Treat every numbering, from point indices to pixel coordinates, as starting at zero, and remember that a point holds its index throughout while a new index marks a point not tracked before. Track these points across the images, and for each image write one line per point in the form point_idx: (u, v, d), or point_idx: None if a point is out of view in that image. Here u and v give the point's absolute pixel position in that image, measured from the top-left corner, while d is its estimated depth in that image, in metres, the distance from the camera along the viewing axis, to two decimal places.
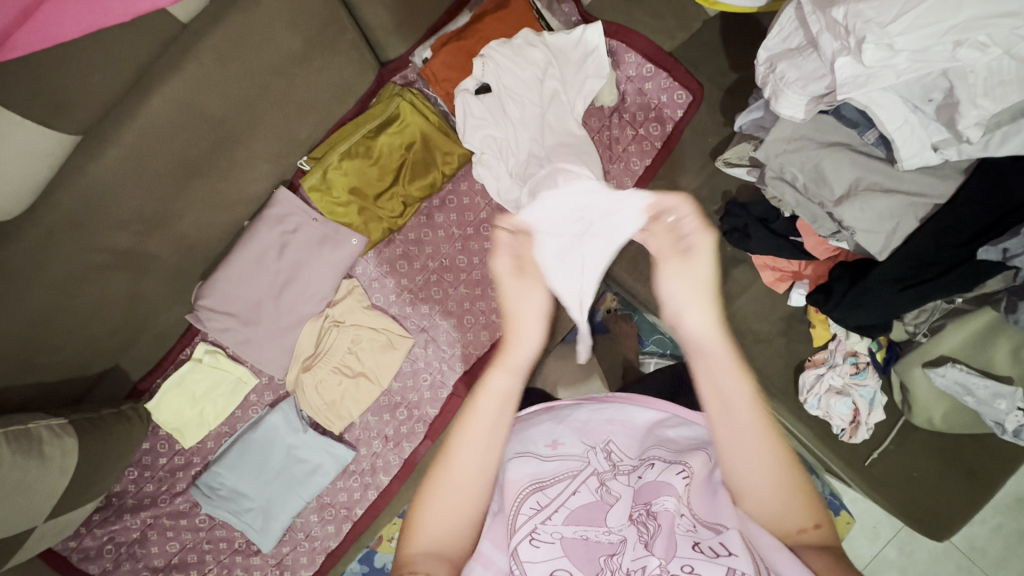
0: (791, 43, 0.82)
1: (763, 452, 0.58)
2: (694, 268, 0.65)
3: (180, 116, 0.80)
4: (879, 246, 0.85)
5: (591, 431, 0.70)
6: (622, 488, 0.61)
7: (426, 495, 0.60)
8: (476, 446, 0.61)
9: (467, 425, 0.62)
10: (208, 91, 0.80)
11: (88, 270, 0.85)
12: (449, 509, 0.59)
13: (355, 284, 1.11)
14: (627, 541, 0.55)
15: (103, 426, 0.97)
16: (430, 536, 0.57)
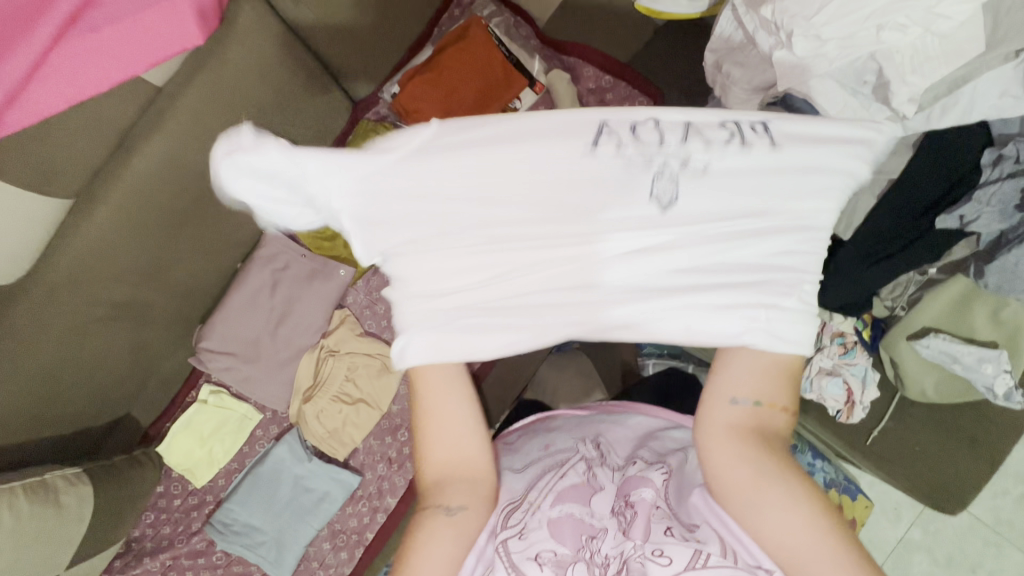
0: (734, 41, 0.87)
1: (769, 486, 0.54)
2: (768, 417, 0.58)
3: (162, 169, 0.84)
4: (842, 225, 0.89)
5: (581, 427, 0.74)
6: (608, 480, 0.67)
7: (421, 430, 0.61)
8: (446, 398, 0.59)
9: (425, 387, 0.59)
10: (189, 145, 0.86)
11: (92, 322, 0.90)
12: (446, 447, 0.60)
13: (346, 313, 1.16)
14: (608, 530, 0.62)
15: (116, 472, 1.01)
16: (440, 466, 0.59)
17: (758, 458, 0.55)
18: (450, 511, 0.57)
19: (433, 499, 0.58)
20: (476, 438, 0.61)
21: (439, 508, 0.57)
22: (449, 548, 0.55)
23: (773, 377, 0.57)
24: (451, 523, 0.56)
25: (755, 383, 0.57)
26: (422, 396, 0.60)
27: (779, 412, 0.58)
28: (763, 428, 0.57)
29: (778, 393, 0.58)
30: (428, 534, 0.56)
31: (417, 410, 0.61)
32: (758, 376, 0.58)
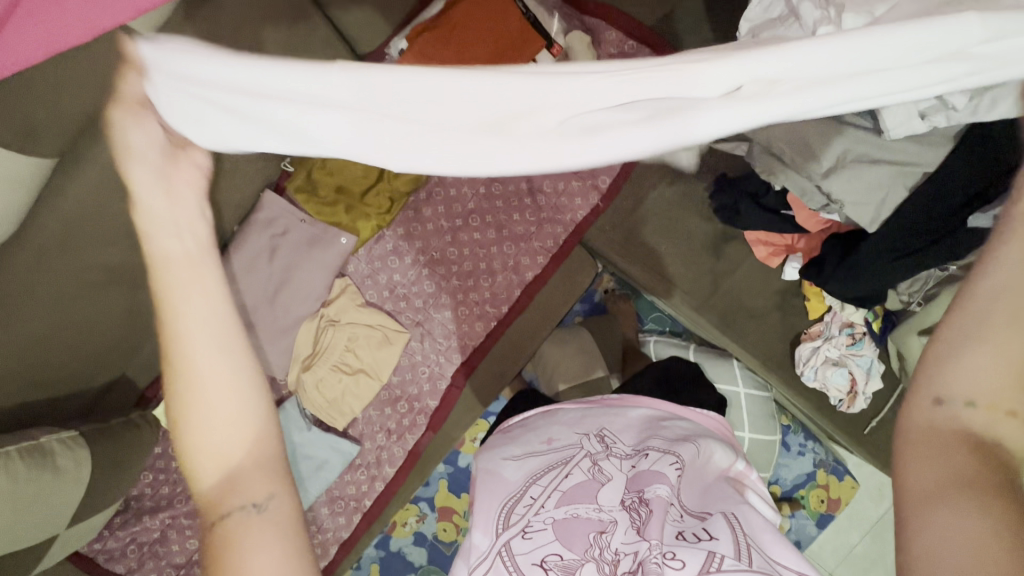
0: (773, 13, 0.83)
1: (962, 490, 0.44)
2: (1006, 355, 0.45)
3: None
4: (869, 218, 0.85)
5: (585, 421, 0.74)
6: (614, 470, 0.65)
7: (183, 415, 0.47)
8: (208, 324, 0.46)
9: (174, 312, 0.45)
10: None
11: (83, 287, 0.87)
12: (217, 434, 0.47)
13: (347, 282, 1.12)
14: (618, 522, 0.59)
15: (113, 434, 1.00)
16: (201, 452, 0.48)
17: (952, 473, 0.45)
18: (257, 508, 0.48)
19: (222, 505, 0.47)
20: (257, 408, 0.48)
21: (239, 510, 0.47)
22: (271, 556, 0.47)
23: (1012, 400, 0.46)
24: (261, 523, 0.48)
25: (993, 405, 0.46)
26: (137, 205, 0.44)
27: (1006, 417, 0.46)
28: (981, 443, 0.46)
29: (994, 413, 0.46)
30: (235, 540, 0.47)
31: (170, 369, 0.46)
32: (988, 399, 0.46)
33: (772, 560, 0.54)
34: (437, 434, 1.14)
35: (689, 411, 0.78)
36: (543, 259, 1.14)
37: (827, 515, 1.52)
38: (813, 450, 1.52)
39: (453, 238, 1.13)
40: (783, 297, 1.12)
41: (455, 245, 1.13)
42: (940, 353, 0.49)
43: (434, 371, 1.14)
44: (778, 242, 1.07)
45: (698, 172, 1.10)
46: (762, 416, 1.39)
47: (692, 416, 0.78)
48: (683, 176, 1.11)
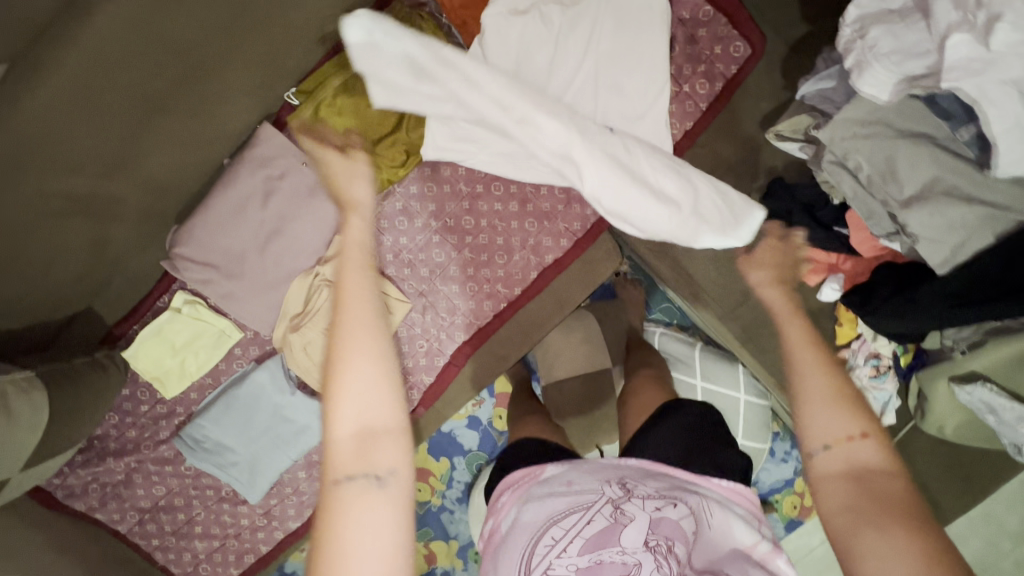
0: (893, 4, 0.70)
1: (869, 527, 0.55)
2: (819, 402, 0.63)
3: (125, 38, 0.67)
4: (940, 258, 0.76)
5: (604, 468, 0.68)
6: (637, 511, 0.61)
7: (334, 381, 0.54)
8: (363, 305, 0.58)
9: (348, 286, 0.59)
10: (165, 19, 0.69)
11: (45, 219, 0.75)
12: (355, 400, 0.54)
13: (348, 241, 0.99)
14: (643, 567, 0.57)
15: (78, 378, 0.92)
16: (341, 420, 0.54)
17: (857, 502, 0.57)
18: (379, 482, 0.53)
19: (347, 465, 0.53)
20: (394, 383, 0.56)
21: (361, 478, 0.52)
22: (377, 535, 0.51)
23: (869, 443, 0.60)
24: (381, 494, 0.52)
25: (873, 452, 0.59)
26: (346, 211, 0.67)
27: (856, 439, 0.60)
28: (864, 473, 0.59)
29: (868, 451, 0.60)
30: (354, 509, 0.51)
31: (332, 334, 0.56)
32: (861, 449, 0.60)
33: None
34: (429, 410, 1.09)
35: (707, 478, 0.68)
36: (566, 242, 1.03)
37: (796, 520, 1.54)
38: (796, 458, 1.52)
39: (470, 206, 1.01)
40: (814, 318, 1.04)
41: (472, 215, 1.01)
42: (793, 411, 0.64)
43: (433, 347, 1.06)
44: (823, 259, 0.98)
45: (750, 170, 1.00)
46: (757, 424, 1.36)
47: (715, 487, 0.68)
48: (735, 173, 1.00)
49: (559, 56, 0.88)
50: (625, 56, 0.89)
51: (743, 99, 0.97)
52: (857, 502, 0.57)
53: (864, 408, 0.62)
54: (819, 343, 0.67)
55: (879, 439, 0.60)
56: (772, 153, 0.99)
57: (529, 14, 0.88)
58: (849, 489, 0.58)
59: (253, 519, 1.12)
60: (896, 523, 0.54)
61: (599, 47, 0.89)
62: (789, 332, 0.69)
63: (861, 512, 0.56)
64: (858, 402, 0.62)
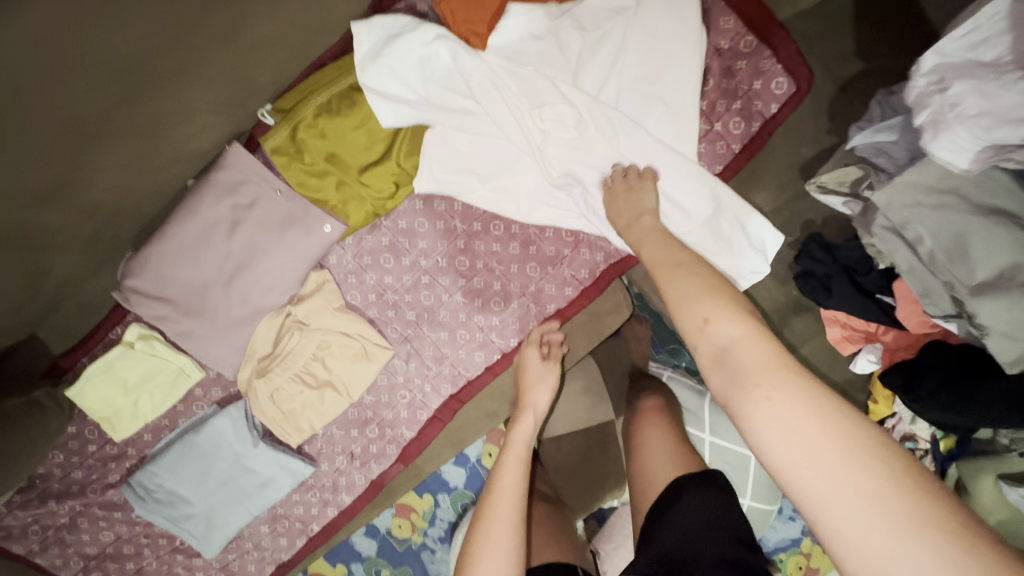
0: (985, 54, 0.58)
1: (752, 390, 0.51)
2: (690, 297, 0.59)
3: (34, 47, 0.61)
4: (1012, 357, 0.64)
5: None
6: None
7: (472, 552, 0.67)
8: (509, 491, 0.73)
9: (506, 458, 0.77)
10: (83, 31, 0.62)
11: None
12: (489, 569, 0.65)
13: (326, 277, 0.89)
14: None
15: (3, 423, 0.81)
16: None
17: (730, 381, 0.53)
18: None
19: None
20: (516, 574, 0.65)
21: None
22: None
23: (726, 308, 0.56)
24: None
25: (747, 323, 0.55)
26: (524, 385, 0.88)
27: (713, 322, 0.56)
28: (731, 351, 0.54)
29: (728, 323, 0.55)
30: None
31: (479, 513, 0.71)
32: (722, 325, 0.55)
33: None
34: (408, 466, 0.98)
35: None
36: (571, 291, 0.91)
37: None
38: None
39: (466, 245, 0.89)
40: (845, 390, 0.93)
41: (468, 255, 0.90)
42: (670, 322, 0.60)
43: (416, 398, 0.95)
44: (860, 327, 0.87)
45: (785, 223, 0.88)
46: (767, 485, 1.25)
47: None
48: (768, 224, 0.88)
49: (579, 85, 0.80)
50: (656, 86, 0.80)
51: (781, 143, 0.85)
52: (743, 386, 0.51)
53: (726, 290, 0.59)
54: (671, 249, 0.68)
55: (741, 310, 0.56)
56: (810, 205, 0.87)
57: (546, 38, 0.80)
58: (724, 374, 0.54)
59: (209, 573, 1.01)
60: (771, 380, 0.50)
61: (624, 73, 0.79)
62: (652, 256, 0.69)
63: (745, 384, 0.51)
64: (716, 289, 0.59)
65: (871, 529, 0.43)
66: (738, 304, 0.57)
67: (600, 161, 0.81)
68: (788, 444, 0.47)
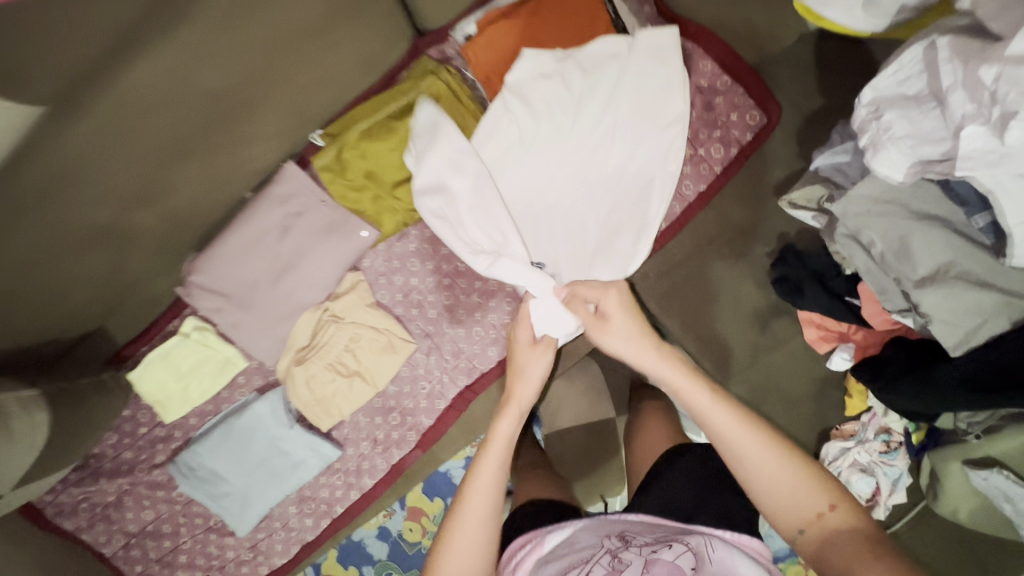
0: (909, 88, 0.70)
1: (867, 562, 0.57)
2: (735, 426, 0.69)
3: (157, 88, 0.67)
4: (955, 340, 0.75)
5: (605, 524, 0.70)
6: (633, 557, 0.62)
7: (441, 559, 0.71)
8: (485, 504, 0.74)
9: (483, 460, 0.77)
10: (188, 70, 0.68)
11: (68, 246, 0.76)
12: (460, 554, 0.71)
13: (360, 278, 1.02)
14: None
15: (79, 398, 0.92)
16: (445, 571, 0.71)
17: (838, 558, 0.59)
18: None
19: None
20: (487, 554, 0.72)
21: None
22: None
23: (769, 448, 0.67)
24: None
25: (794, 479, 0.65)
26: (511, 376, 0.86)
27: (821, 514, 0.63)
28: (834, 541, 0.61)
29: (813, 496, 0.64)
30: None
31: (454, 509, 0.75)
32: (768, 463, 0.66)
33: None
34: (425, 453, 1.08)
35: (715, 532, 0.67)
36: None
37: None
38: None
39: None
40: (823, 386, 1.03)
41: None
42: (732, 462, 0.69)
43: (434, 389, 1.05)
44: (834, 328, 0.97)
45: (762, 234, 1.00)
46: None
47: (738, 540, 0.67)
48: (747, 235, 1.01)
49: (581, 117, 0.92)
50: (639, 117, 0.91)
51: (757, 165, 0.99)
52: (836, 551, 0.60)
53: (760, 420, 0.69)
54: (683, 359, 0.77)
55: (823, 483, 0.65)
56: (784, 219, 1.00)
57: (556, 79, 0.91)
58: (824, 557, 0.61)
59: (238, 552, 1.10)
60: (865, 564, 0.57)
61: (616, 106, 0.91)
62: (650, 365, 0.77)
63: (840, 560, 0.59)
64: (746, 418, 0.69)
65: None
66: (825, 481, 0.65)
67: (599, 186, 0.93)
68: None
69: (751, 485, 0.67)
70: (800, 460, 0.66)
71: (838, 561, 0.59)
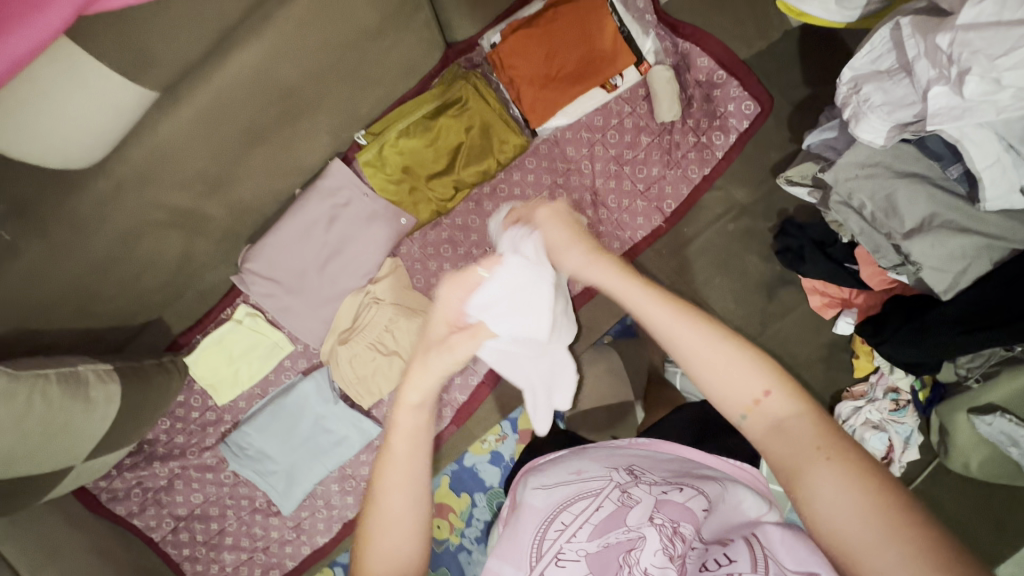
0: (882, 65, 0.81)
1: (812, 466, 0.48)
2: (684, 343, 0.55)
3: (247, 86, 0.77)
4: (945, 285, 0.83)
5: (614, 459, 0.72)
6: (644, 494, 0.63)
7: (360, 560, 0.55)
8: (402, 493, 0.56)
9: (387, 462, 0.56)
10: (274, 67, 0.78)
11: (150, 225, 0.84)
12: (388, 545, 0.54)
13: (398, 263, 1.11)
14: (648, 540, 0.57)
15: (144, 375, 0.99)
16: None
17: (781, 455, 0.51)
18: None
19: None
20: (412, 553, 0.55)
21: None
22: None
23: (740, 354, 0.54)
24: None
25: (738, 370, 0.53)
26: (410, 365, 0.58)
27: (759, 400, 0.53)
28: (785, 426, 0.51)
29: (753, 379, 0.53)
30: None
31: (365, 515, 0.56)
32: (709, 354, 0.54)
33: (782, 565, 0.57)
34: None
35: (719, 458, 0.73)
36: None
37: None
38: None
39: None
40: (831, 350, 1.10)
41: None
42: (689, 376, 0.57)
43: None
44: (836, 294, 1.05)
45: (763, 211, 1.10)
46: None
47: (726, 468, 0.73)
48: (750, 213, 1.10)
49: None
50: None
51: (755, 149, 1.09)
52: (782, 451, 0.51)
53: (685, 302, 0.58)
54: (625, 264, 0.61)
55: (769, 367, 0.54)
56: (783, 197, 1.09)
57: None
58: (778, 455, 0.51)
59: (282, 532, 1.14)
60: (815, 467, 0.48)
61: None
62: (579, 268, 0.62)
63: (789, 462, 0.50)
64: (684, 310, 0.57)
65: (863, 538, 0.45)
66: (768, 361, 0.54)
67: None
68: (851, 529, 0.45)
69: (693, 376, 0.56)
70: (741, 348, 0.54)
71: (787, 464, 0.50)
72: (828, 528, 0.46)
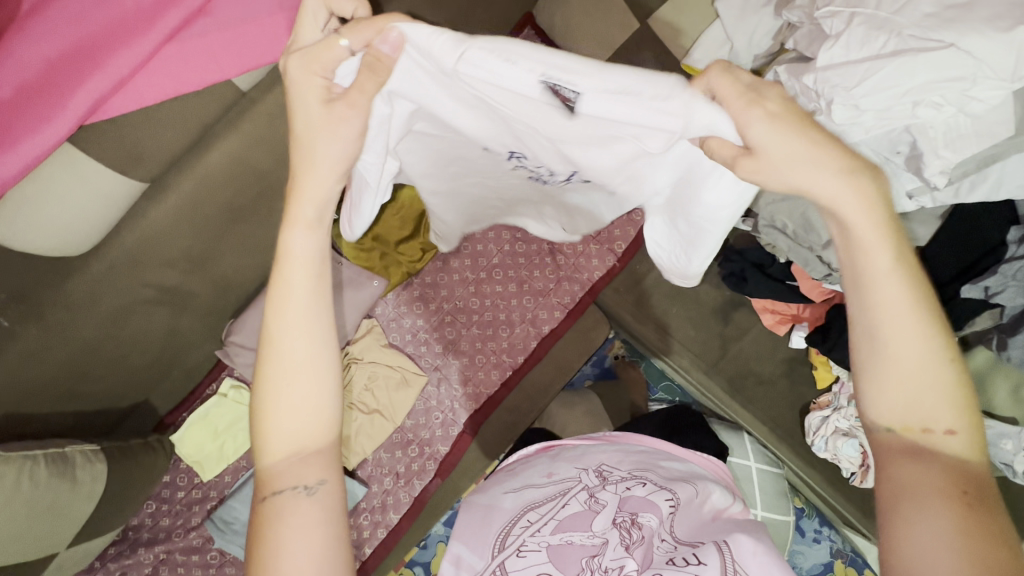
0: None
1: (936, 504, 0.51)
2: (883, 298, 0.55)
3: (232, 173, 0.87)
4: None
5: (585, 459, 0.85)
6: (609, 497, 0.76)
7: (263, 405, 0.58)
8: (300, 324, 0.58)
9: (281, 292, 0.58)
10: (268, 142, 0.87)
11: (140, 303, 0.91)
12: (293, 389, 0.58)
13: (374, 323, 1.18)
14: (609, 543, 0.69)
15: (131, 453, 1.02)
16: (281, 423, 0.58)
17: (913, 478, 0.54)
18: (307, 489, 0.57)
19: (275, 486, 0.57)
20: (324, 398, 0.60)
21: (290, 489, 0.56)
22: (304, 538, 0.55)
23: (927, 356, 0.54)
24: (309, 503, 0.57)
25: (915, 386, 0.55)
26: (300, 166, 0.59)
27: (929, 429, 0.55)
28: (924, 452, 0.54)
29: (934, 406, 0.55)
30: (282, 515, 0.56)
31: (263, 345, 0.58)
32: (907, 351, 0.54)
33: None
34: (444, 481, 1.16)
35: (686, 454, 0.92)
36: (559, 313, 1.21)
37: None
38: (829, 537, 1.44)
39: (476, 289, 1.19)
40: (790, 364, 1.15)
41: (478, 296, 1.19)
42: (863, 357, 0.57)
43: (447, 417, 1.17)
44: (786, 311, 1.12)
45: None
46: (775, 495, 1.33)
47: (692, 459, 0.94)
48: None
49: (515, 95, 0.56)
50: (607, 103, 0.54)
51: None
52: (905, 471, 0.54)
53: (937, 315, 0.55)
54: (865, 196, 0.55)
55: (955, 393, 0.55)
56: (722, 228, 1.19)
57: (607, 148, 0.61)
58: (913, 471, 0.54)
59: None
60: (929, 505, 0.51)
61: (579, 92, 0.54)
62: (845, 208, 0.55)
63: (903, 484, 0.54)
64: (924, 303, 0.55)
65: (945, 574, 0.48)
66: (963, 397, 0.55)
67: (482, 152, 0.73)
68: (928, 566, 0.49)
69: (863, 346, 0.57)
70: (937, 364, 0.55)
71: (909, 489, 0.53)
72: (899, 547, 0.51)
